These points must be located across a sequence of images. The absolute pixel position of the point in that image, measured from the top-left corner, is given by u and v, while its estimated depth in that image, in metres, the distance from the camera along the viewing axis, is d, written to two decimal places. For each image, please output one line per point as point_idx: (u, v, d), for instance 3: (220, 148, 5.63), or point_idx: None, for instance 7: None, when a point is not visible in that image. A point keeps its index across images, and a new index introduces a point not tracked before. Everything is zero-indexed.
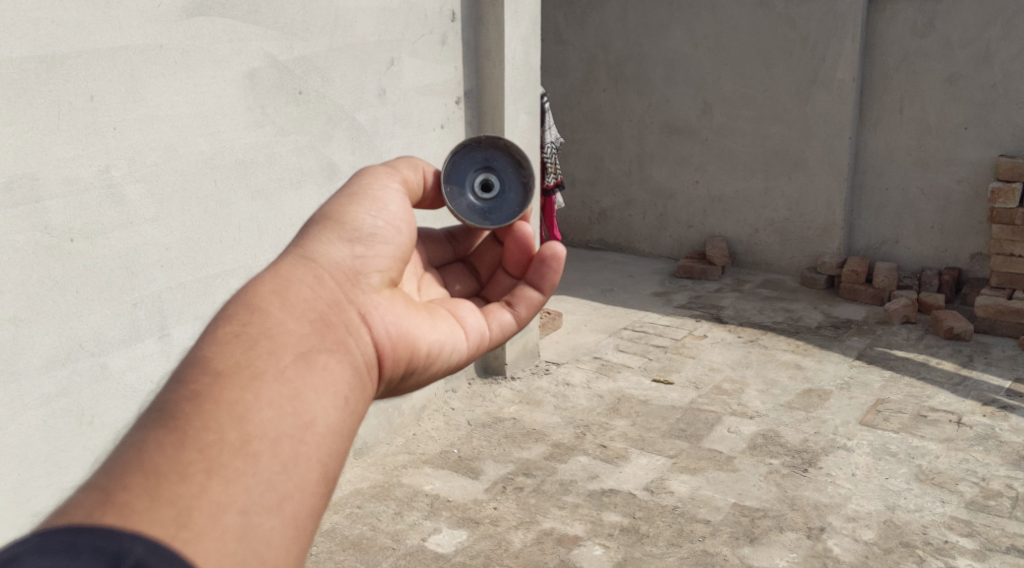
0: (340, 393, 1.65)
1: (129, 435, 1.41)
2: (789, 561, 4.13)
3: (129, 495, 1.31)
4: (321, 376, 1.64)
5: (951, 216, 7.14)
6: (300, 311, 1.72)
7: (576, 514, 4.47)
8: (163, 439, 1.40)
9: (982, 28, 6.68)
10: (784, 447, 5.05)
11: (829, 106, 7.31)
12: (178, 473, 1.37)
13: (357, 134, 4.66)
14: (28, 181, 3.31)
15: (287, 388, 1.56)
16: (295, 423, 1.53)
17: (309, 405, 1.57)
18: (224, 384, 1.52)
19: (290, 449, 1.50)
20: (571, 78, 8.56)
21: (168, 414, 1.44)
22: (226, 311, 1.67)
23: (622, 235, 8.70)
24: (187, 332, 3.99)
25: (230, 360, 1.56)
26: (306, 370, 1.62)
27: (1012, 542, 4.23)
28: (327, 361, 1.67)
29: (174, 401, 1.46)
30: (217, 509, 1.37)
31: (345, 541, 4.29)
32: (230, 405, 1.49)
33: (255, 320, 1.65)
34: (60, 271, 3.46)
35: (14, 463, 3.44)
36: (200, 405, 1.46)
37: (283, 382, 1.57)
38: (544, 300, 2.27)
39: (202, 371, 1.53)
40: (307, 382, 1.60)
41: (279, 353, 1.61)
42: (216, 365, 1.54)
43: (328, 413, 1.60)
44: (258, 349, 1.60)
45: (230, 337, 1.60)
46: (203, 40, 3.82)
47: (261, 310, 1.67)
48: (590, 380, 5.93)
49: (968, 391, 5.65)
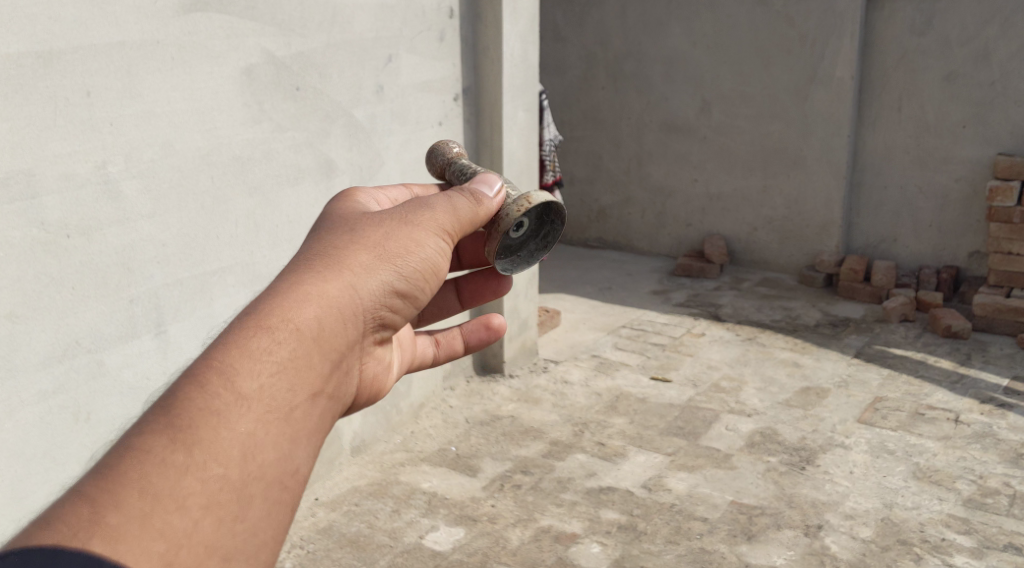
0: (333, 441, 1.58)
1: (138, 436, 1.37)
2: (787, 559, 4.12)
3: (122, 518, 1.30)
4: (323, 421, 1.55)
5: (949, 214, 7.14)
6: (329, 345, 1.60)
7: (573, 512, 4.47)
8: (171, 458, 1.35)
9: (980, 26, 6.68)
10: (782, 445, 5.05)
11: (827, 104, 7.31)
12: (176, 502, 1.34)
13: (354, 131, 4.66)
14: (24, 177, 3.31)
15: (292, 435, 1.49)
16: (290, 474, 1.47)
17: (306, 455, 1.51)
18: (234, 411, 1.43)
19: (276, 501, 1.45)
20: (570, 76, 8.55)
21: (174, 419, 1.39)
22: (264, 310, 1.54)
23: (620, 233, 8.69)
24: (184, 329, 3.98)
25: (253, 381, 1.46)
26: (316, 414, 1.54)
27: (1009, 540, 4.23)
28: (331, 409, 1.59)
29: (185, 409, 1.40)
30: (203, 552, 1.35)
31: (342, 539, 4.28)
32: (239, 436, 1.42)
33: (289, 339, 1.52)
34: (56, 268, 3.45)
35: (11, 459, 3.43)
36: (207, 428, 1.39)
37: (290, 421, 1.49)
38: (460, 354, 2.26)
39: (222, 383, 1.43)
40: (312, 428, 1.53)
41: (298, 390, 1.51)
42: (236, 385, 1.44)
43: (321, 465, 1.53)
44: (280, 380, 1.50)
45: (259, 352, 1.49)
46: (200, 36, 3.82)
47: (300, 330, 1.54)
48: (588, 378, 5.93)
49: (966, 390, 5.65)
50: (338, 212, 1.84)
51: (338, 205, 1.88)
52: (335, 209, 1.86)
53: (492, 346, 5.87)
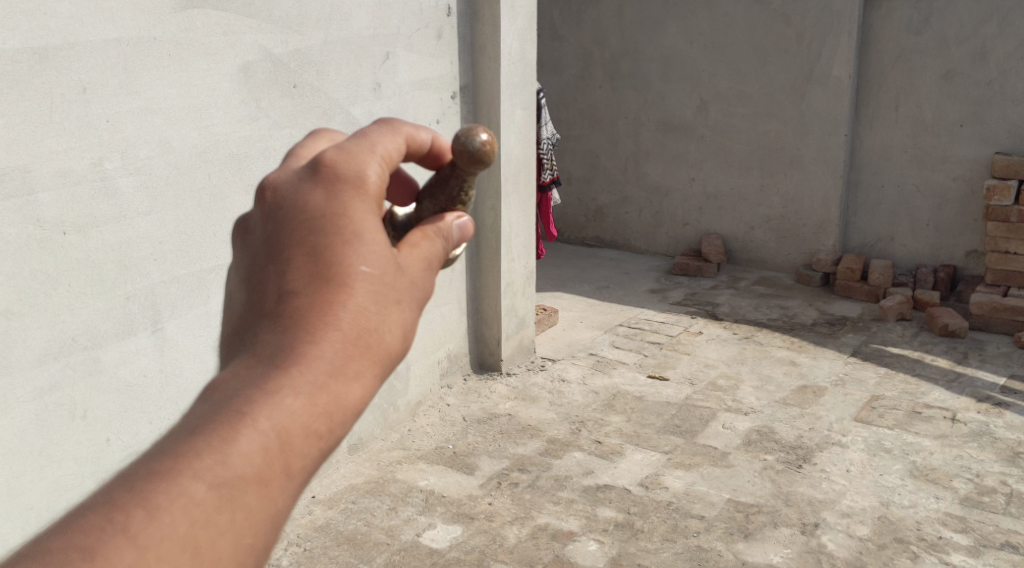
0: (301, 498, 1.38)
1: (195, 476, 1.16)
2: (784, 557, 4.12)
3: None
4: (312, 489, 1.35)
5: (946, 212, 7.15)
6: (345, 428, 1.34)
7: (570, 509, 4.47)
8: (216, 518, 1.16)
9: (978, 25, 6.68)
10: (779, 444, 5.06)
11: (824, 103, 7.32)
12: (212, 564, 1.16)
13: (351, 129, 4.66)
14: (20, 174, 3.30)
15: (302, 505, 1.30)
16: None
17: None
18: (282, 488, 1.23)
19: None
20: (568, 75, 8.54)
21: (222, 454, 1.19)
22: (324, 378, 1.29)
23: (618, 232, 8.68)
24: (180, 326, 3.98)
25: (302, 460, 1.26)
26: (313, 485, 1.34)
27: (1006, 538, 4.23)
28: None
29: (235, 458, 1.19)
30: None
31: (339, 536, 4.28)
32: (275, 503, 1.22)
33: (337, 423, 1.29)
34: (52, 265, 3.45)
35: (5, 457, 3.41)
36: (252, 484, 1.20)
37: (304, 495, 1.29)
38: None
39: (278, 449, 1.23)
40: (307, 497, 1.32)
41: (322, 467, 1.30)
42: (287, 464, 1.24)
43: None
44: (319, 459, 1.29)
45: (313, 431, 1.27)
46: (197, 32, 3.81)
47: (348, 416, 1.31)
48: (585, 376, 5.93)
49: (963, 388, 5.66)
50: (365, 226, 1.38)
51: (361, 198, 1.40)
52: (360, 210, 1.39)
53: (489, 345, 5.87)
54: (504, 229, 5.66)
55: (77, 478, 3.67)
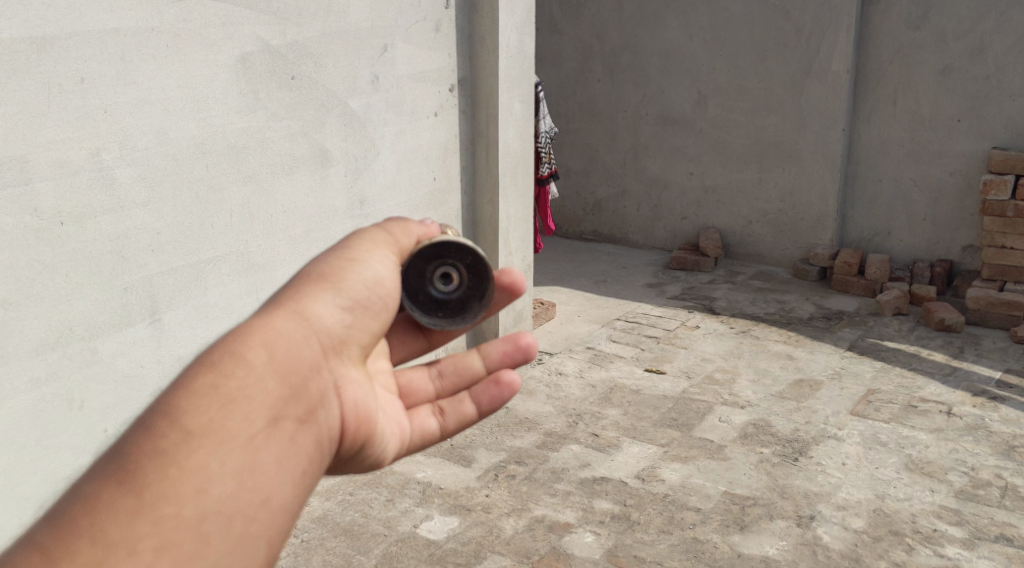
0: (314, 479, 1.35)
1: (84, 477, 1.17)
2: (778, 548, 4.14)
3: None
4: (293, 449, 1.31)
5: (943, 207, 7.16)
6: (283, 370, 1.33)
7: (566, 501, 4.48)
8: (117, 503, 1.15)
9: (977, 19, 6.69)
10: (775, 437, 5.07)
11: (823, 97, 7.32)
12: (126, 547, 1.12)
13: (350, 120, 4.65)
14: (17, 163, 3.31)
15: (250, 456, 1.25)
16: (252, 491, 1.24)
17: (273, 476, 1.27)
18: (186, 450, 1.20)
19: (255, 552, 1.23)
20: (567, 68, 8.55)
21: (124, 457, 1.18)
22: (201, 350, 1.31)
23: (616, 226, 8.69)
24: (177, 318, 3.98)
25: (203, 415, 1.23)
26: (287, 450, 1.30)
27: (1001, 531, 4.25)
28: (298, 436, 1.32)
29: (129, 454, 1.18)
30: None
31: (335, 527, 4.30)
32: (194, 469, 1.20)
33: (237, 373, 1.28)
34: (49, 255, 3.46)
35: (4, 445, 3.44)
36: (159, 459, 1.18)
37: (252, 459, 1.25)
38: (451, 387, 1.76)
39: (165, 418, 1.22)
40: (275, 457, 1.28)
41: (257, 415, 1.27)
42: (188, 429, 1.22)
43: (298, 498, 1.29)
44: (233, 409, 1.25)
45: (202, 390, 1.25)
46: (194, 24, 3.81)
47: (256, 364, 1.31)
48: (582, 369, 5.94)
49: (959, 382, 5.67)
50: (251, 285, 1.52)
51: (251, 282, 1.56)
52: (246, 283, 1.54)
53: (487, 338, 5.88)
54: (502, 222, 5.67)
55: (73, 467, 3.69)
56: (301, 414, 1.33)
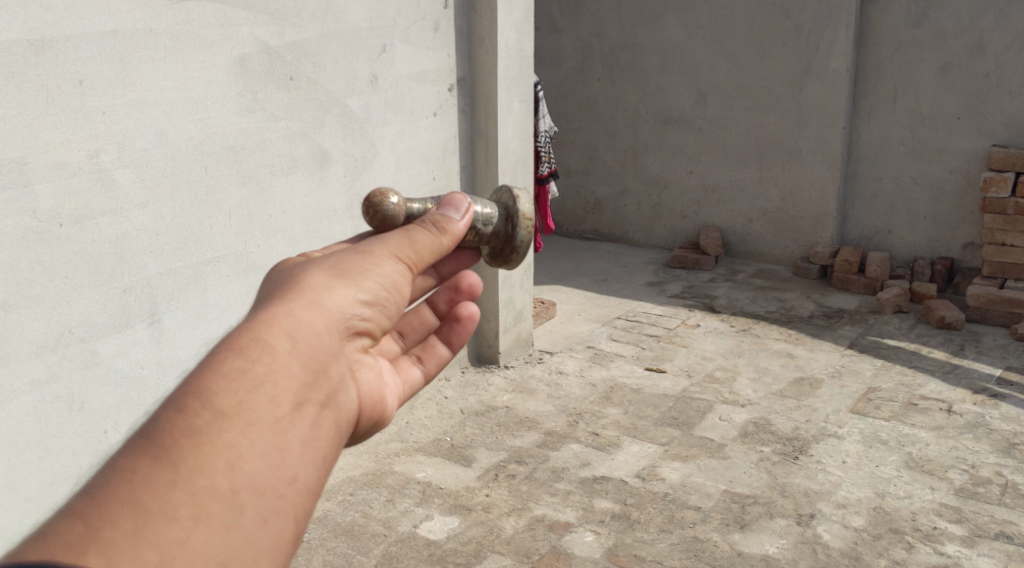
0: (331, 455, 1.62)
1: (121, 456, 1.39)
2: (778, 547, 4.14)
3: (117, 537, 1.31)
4: (313, 429, 1.57)
5: (944, 205, 7.16)
6: (303, 361, 1.60)
7: (567, 501, 4.49)
8: (156, 473, 1.38)
9: (976, 17, 6.69)
10: (775, 435, 5.07)
11: (822, 95, 7.32)
12: (166, 514, 1.36)
13: (348, 120, 4.65)
14: (17, 165, 3.32)
15: (279, 439, 1.51)
16: (281, 474, 1.50)
17: (297, 456, 1.53)
18: (221, 429, 1.45)
19: (284, 518, 1.49)
20: (566, 67, 8.54)
21: (154, 437, 1.41)
22: (229, 339, 1.57)
23: (616, 225, 8.69)
24: (176, 318, 3.98)
25: (234, 398, 1.49)
26: (308, 431, 1.56)
27: (1000, 529, 4.25)
28: (316, 417, 1.59)
29: (163, 434, 1.42)
30: (199, 559, 1.37)
31: (336, 528, 4.30)
32: (225, 449, 1.44)
33: (263, 360, 1.54)
34: (49, 256, 3.46)
35: (5, 448, 3.46)
36: (195, 441, 1.42)
37: (279, 436, 1.51)
38: (452, 358, 2.20)
39: (198, 399, 1.47)
40: (299, 434, 1.54)
41: (281, 400, 1.53)
42: (224, 410, 1.47)
43: (317, 472, 1.57)
44: (259, 393, 1.51)
45: (233, 375, 1.50)
46: (192, 25, 3.82)
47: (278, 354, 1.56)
48: (583, 368, 5.95)
49: (960, 379, 5.68)
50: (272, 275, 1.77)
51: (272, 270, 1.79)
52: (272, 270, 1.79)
53: (488, 338, 5.88)
54: None
55: (74, 469, 3.69)
56: (318, 399, 1.60)
